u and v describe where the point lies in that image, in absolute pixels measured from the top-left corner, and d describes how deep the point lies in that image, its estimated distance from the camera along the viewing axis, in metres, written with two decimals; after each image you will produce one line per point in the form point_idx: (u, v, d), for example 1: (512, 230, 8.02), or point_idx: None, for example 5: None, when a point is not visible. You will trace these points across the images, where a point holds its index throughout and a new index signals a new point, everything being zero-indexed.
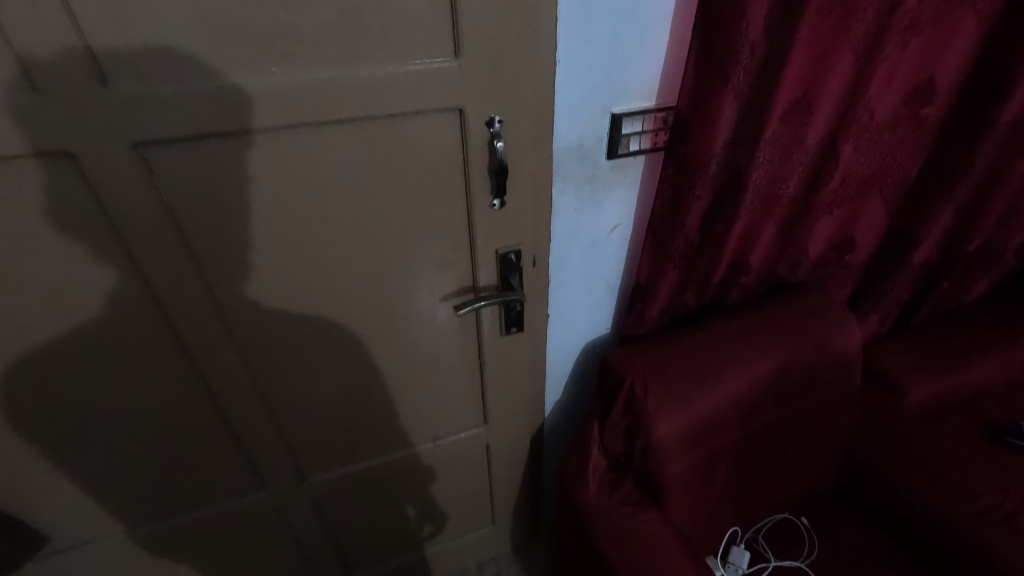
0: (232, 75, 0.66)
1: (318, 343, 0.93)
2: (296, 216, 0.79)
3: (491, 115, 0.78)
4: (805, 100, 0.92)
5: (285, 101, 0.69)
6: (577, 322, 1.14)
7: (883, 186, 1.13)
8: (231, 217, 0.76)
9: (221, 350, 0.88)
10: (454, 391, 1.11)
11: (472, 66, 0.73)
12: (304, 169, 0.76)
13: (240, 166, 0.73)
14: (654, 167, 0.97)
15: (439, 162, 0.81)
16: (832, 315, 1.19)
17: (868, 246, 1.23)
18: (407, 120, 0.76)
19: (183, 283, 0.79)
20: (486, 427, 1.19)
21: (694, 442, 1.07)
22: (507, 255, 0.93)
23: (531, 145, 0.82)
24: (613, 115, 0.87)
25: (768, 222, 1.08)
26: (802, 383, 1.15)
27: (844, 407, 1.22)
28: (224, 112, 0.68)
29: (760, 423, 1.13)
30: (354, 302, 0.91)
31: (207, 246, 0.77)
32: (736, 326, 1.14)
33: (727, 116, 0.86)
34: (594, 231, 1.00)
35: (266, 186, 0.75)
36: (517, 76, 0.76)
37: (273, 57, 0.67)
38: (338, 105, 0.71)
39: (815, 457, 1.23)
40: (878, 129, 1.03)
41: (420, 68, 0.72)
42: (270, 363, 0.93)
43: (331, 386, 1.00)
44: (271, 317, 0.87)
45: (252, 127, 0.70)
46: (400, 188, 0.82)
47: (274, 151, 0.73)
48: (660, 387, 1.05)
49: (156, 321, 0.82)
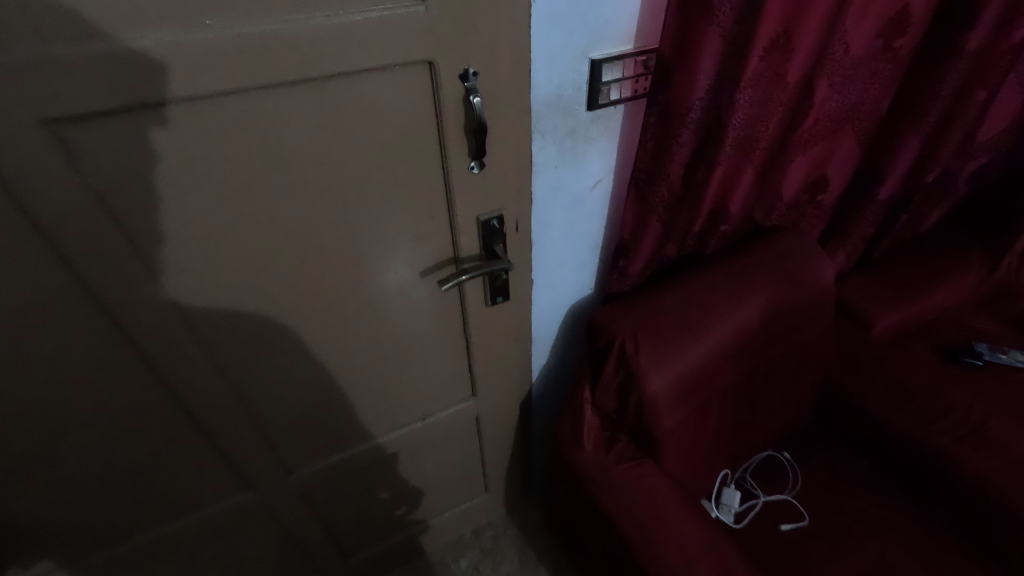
0: (159, 32, 0.56)
1: (293, 331, 0.86)
2: (253, 192, 0.70)
3: (465, 67, 0.70)
4: (784, 36, 0.88)
5: (228, 61, 0.59)
6: (560, 284, 1.10)
7: (855, 123, 1.12)
8: (177, 201, 0.67)
9: (186, 351, 0.80)
10: (441, 366, 1.07)
11: (441, 11, 0.65)
12: (256, 139, 0.66)
13: (181, 140, 0.63)
14: (634, 116, 0.91)
15: (409, 124, 0.73)
16: (806, 256, 1.21)
17: (839, 184, 1.23)
18: (369, 77, 0.67)
19: (132, 281, 0.70)
20: (476, 399, 1.16)
21: (685, 394, 1.08)
22: (490, 222, 0.87)
23: (509, 98, 0.75)
24: (592, 61, 0.80)
25: (745, 166, 1.06)
26: (780, 324, 1.18)
27: (818, 344, 1.26)
28: (154, 77, 0.58)
29: (744, 367, 1.15)
30: (326, 282, 0.83)
31: (150, 236, 0.68)
32: (718, 275, 1.13)
33: (710, 57, 0.81)
34: (576, 189, 0.95)
35: (215, 162, 0.66)
36: (491, 20, 0.68)
37: (205, 8, 0.56)
38: (291, 64, 0.62)
39: (795, 395, 1.28)
40: (853, 63, 1.00)
41: (382, 16, 0.63)
42: (236, 358, 0.85)
43: (309, 376, 0.94)
44: (236, 307, 0.79)
45: (189, 94, 0.60)
46: (367, 155, 0.73)
47: (219, 121, 0.64)
48: (649, 343, 1.04)
49: (107, 326, 0.73)
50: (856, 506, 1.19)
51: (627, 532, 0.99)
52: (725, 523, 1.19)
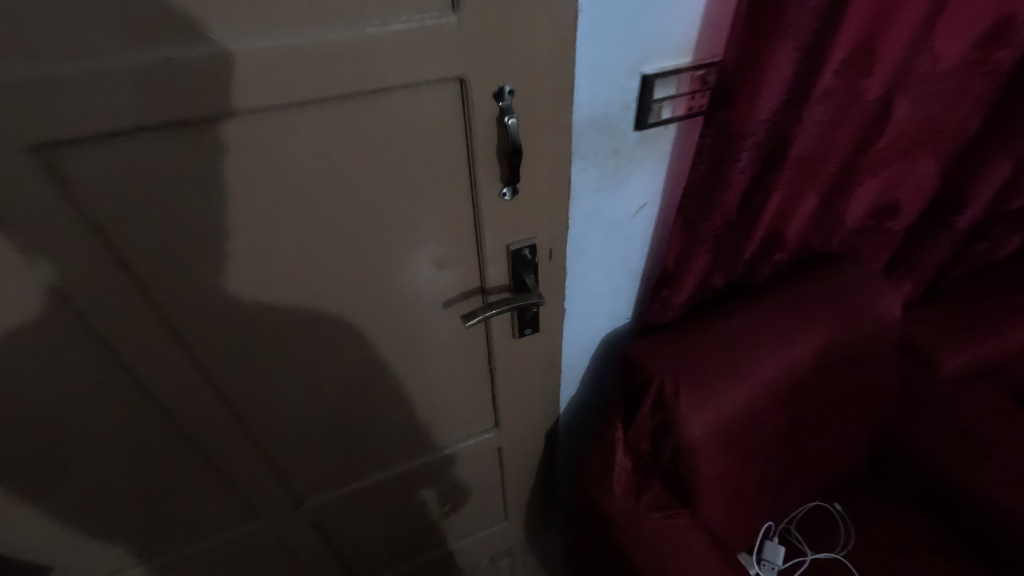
0: (162, 48, 0.50)
1: (306, 361, 0.81)
2: (267, 218, 0.64)
3: (500, 85, 0.62)
4: (867, 49, 0.77)
5: (237, 78, 0.53)
6: (595, 314, 1.01)
7: (936, 143, 0.99)
8: (184, 228, 0.61)
9: (194, 382, 0.75)
10: (463, 397, 1.00)
11: (476, 23, 0.57)
12: (270, 162, 0.60)
13: (188, 164, 0.57)
14: (687, 136, 0.81)
15: (437, 146, 0.66)
16: (869, 288, 1.08)
17: (912, 210, 1.11)
18: (395, 96, 0.60)
19: (138, 311, 0.66)
20: (498, 430, 1.09)
21: (728, 440, 0.98)
22: (521, 251, 0.79)
23: (546, 118, 0.67)
24: (642, 77, 0.71)
25: (808, 191, 0.95)
26: (838, 364, 1.06)
27: (878, 387, 1.14)
28: (157, 98, 0.52)
29: (795, 412, 1.04)
30: (340, 310, 0.77)
31: (150, 266, 0.63)
32: (770, 309, 1.03)
33: (780, 74, 0.70)
34: (616, 215, 0.87)
35: (226, 187, 0.60)
36: (531, 32, 0.60)
37: (212, 21, 0.50)
38: (308, 82, 0.55)
39: (850, 441, 1.16)
40: (940, 78, 0.88)
41: (410, 27, 0.56)
42: (245, 388, 0.80)
43: (322, 405, 0.88)
44: (244, 337, 0.74)
45: (189, 116, 0.54)
46: (390, 179, 0.67)
47: (229, 143, 0.58)
48: (690, 383, 0.95)
49: (113, 358, 0.69)
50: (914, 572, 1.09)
51: None
52: None
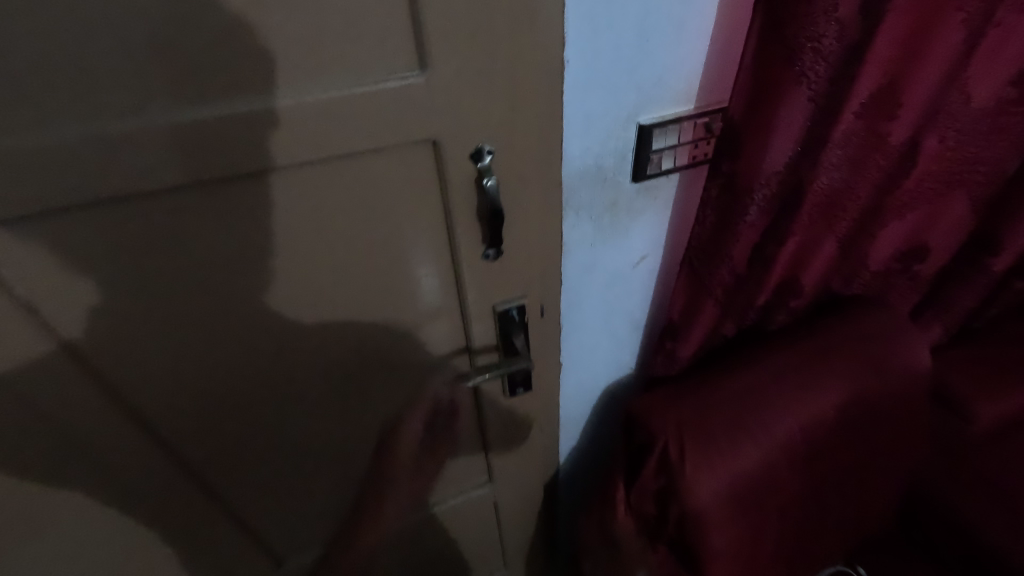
0: (121, 118, 0.48)
1: (279, 429, 0.76)
2: (236, 285, 0.61)
3: (477, 146, 0.57)
4: (891, 89, 0.69)
5: (186, 148, 0.50)
6: (595, 365, 0.95)
7: (969, 184, 0.91)
8: (152, 294, 0.59)
9: (161, 450, 0.71)
10: (453, 454, 0.94)
11: (444, 83, 0.52)
12: (235, 229, 0.57)
13: (153, 232, 0.55)
14: (691, 185, 0.75)
15: (413, 208, 0.61)
16: (897, 339, 0.99)
17: (943, 253, 1.02)
18: (369, 158, 0.56)
19: (95, 380, 0.62)
20: (492, 485, 1.03)
21: (739, 506, 0.90)
22: (508, 312, 0.73)
23: (532, 176, 0.61)
24: (640, 126, 0.65)
25: (827, 237, 0.87)
26: (862, 421, 0.98)
27: (908, 444, 1.05)
28: (117, 167, 0.50)
29: (814, 473, 0.96)
30: (310, 372, 0.72)
31: (92, 340, 0.60)
32: (786, 361, 0.95)
33: (793, 124, 0.63)
34: (615, 267, 0.81)
35: (196, 255, 0.58)
36: (509, 90, 0.55)
37: (173, 89, 0.48)
38: (271, 148, 0.52)
39: (876, 501, 1.06)
40: (973, 117, 0.80)
41: (381, 90, 0.51)
42: (213, 461, 0.75)
43: (302, 469, 0.83)
44: (205, 409, 0.69)
45: (125, 191, 0.51)
46: (364, 242, 0.62)
47: (194, 211, 0.55)
48: (696, 446, 0.87)
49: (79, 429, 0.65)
50: None
51: None
52: None
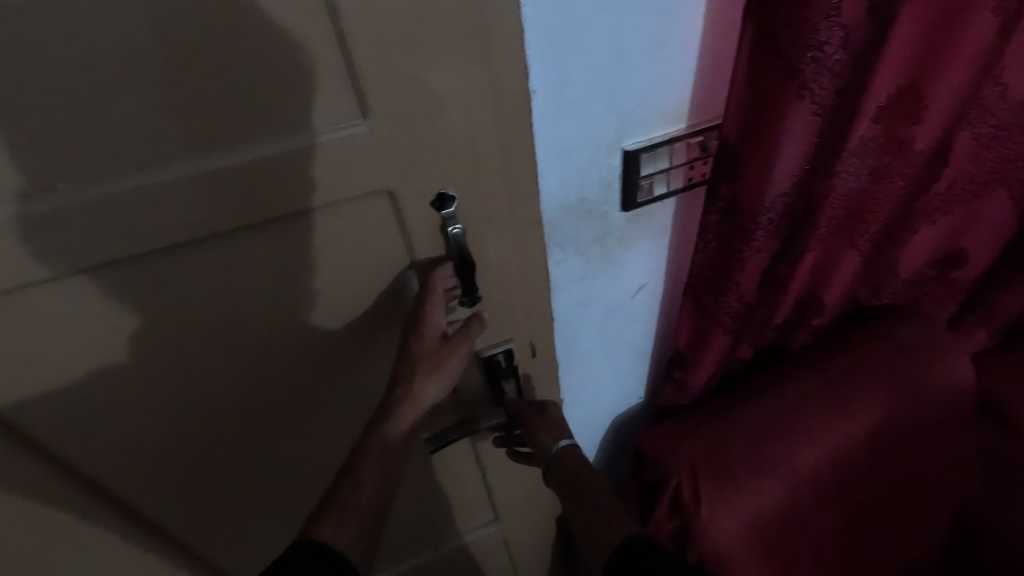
0: (37, 198, 0.44)
1: (271, 469, 0.75)
2: (198, 348, 0.59)
3: (441, 191, 0.53)
4: (912, 90, 0.61)
5: (112, 221, 0.47)
6: (599, 398, 0.89)
7: (1010, 183, 0.81)
8: (111, 365, 0.57)
9: (149, 500, 0.71)
10: (453, 495, 0.90)
11: (393, 130, 0.48)
12: (181, 296, 0.54)
13: (96, 308, 0.52)
14: (689, 209, 0.68)
15: (378, 260, 0.57)
16: (937, 356, 0.90)
17: (984, 257, 0.92)
18: (327, 212, 0.52)
19: (63, 445, 0.61)
20: (500, 522, 0.98)
21: (763, 548, 0.83)
22: (494, 357, 0.68)
23: (503, 217, 0.56)
24: (624, 152, 0.59)
25: (850, 251, 0.77)
26: (899, 446, 0.89)
27: (953, 465, 0.95)
28: (42, 247, 0.46)
29: (847, 505, 0.88)
30: (294, 419, 0.70)
31: (53, 411, 0.58)
32: (811, 386, 0.86)
33: (798, 139, 0.56)
34: (611, 299, 0.74)
35: (150, 325, 0.55)
36: (468, 131, 0.50)
37: (94, 164, 0.44)
38: (211, 213, 0.49)
39: (918, 530, 0.97)
40: (1014, 110, 0.71)
41: (329, 141, 0.47)
42: (210, 503, 0.75)
43: (299, 508, 0.82)
44: (187, 458, 0.69)
45: (53, 270, 0.48)
46: (328, 296, 0.59)
47: (136, 283, 0.52)
48: (712, 486, 0.80)
49: (65, 489, 0.65)
50: None
51: None
52: None
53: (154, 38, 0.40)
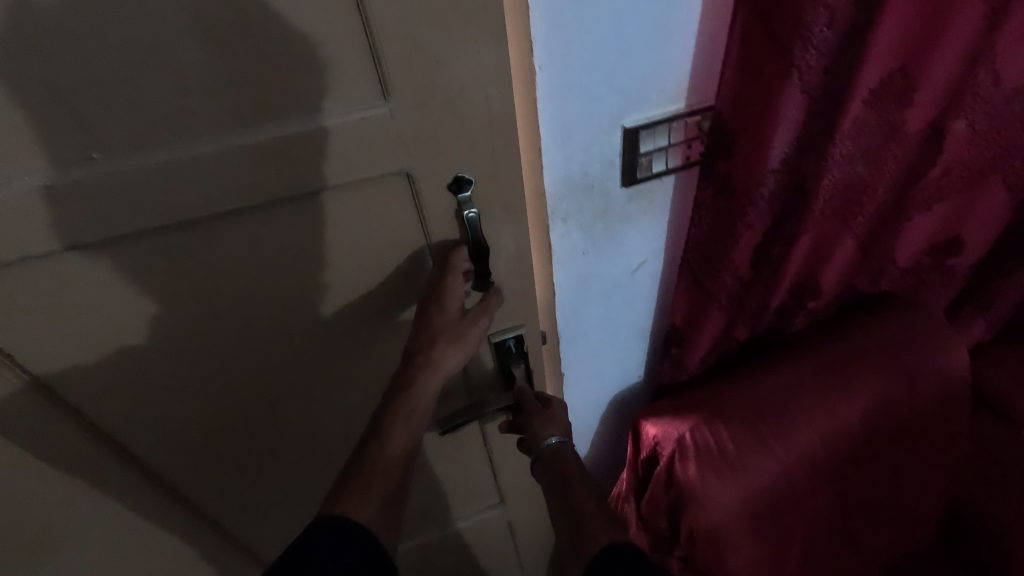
0: (75, 170, 0.48)
1: (287, 440, 0.79)
2: (221, 317, 0.62)
3: (458, 175, 0.57)
4: (903, 75, 0.63)
5: (140, 192, 0.50)
6: (600, 374, 0.93)
7: (1004, 170, 0.83)
8: (134, 331, 0.60)
9: (170, 465, 0.75)
10: (460, 474, 0.93)
11: (410, 112, 0.51)
12: (206, 268, 0.57)
13: (127, 280, 0.56)
14: (687, 189, 0.72)
15: (394, 240, 0.61)
16: (934, 343, 0.92)
17: (980, 245, 0.94)
18: (350, 192, 0.56)
19: (92, 407, 0.65)
20: (504, 506, 1.01)
21: (758, 525, 0.85)
22: (505, 342, 0.72)
23: (515, 199, 0.60)
24: (625, 130, 0.62)
25: (845, 234, 0.79)
26: (895, 430, 0.91)
27: (949, 454, 0.97)
28: (76, 215, 0.50)
29: (841, 485, 0.90)
30: (307, 391, 0.73)
31: (84, 374, 0.62)
32: (808, 368, 0.88)
33: (789, 118, 0.59)
34: (613, 276, 0.78)
35: (175, 295, 0.59)
36: (480, 114, 0.53)
37: (126, 136, 0.47)
38: (234, 187, 0.52)
39: (911, 516, 0.99)
40: (1005, 98, 0.73)
41: (352, 122, 0.51)
42: (228, 471, 0.79)
43: (312, 479, 0.86)
44: (206, 425, 0.72)
45: (87, 238, 0.51)
46: (341, 271, 0.62)
47: (163, 251, 0.55)
48: (708, 463, 0.82)
49: (91, 450, 0.69)
50: None
51: None
52: None
53: (186, 19, 0.43)
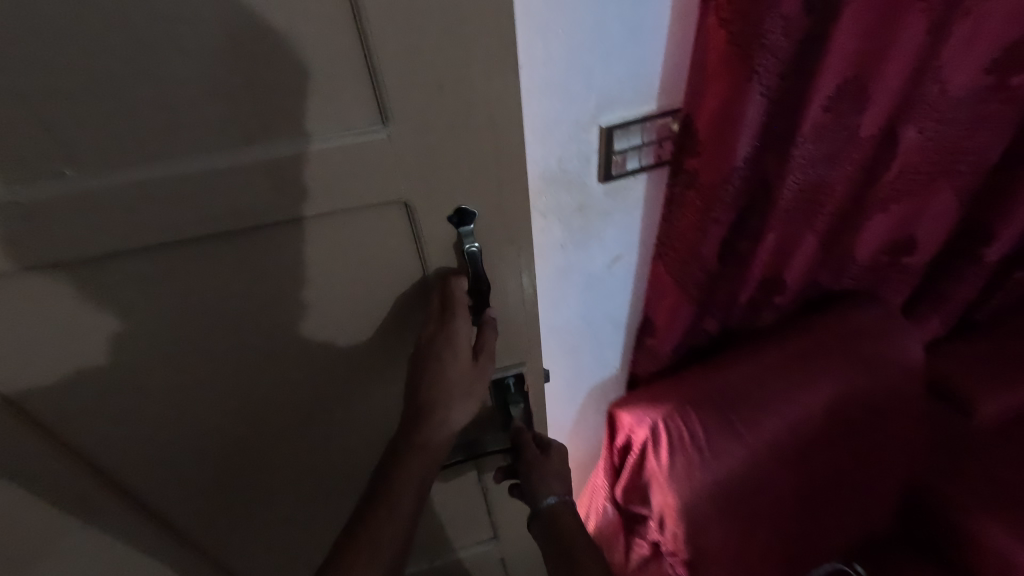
0: (19, 189, 0.45)
1: (284, 463, 0.77)
2: (196, 340, 0.59)
3: (460, 207, 0.54)
4: (855, 83, 0.69)
5: (103, 211, 0.47)
6: (579, 365, 0.97)
7: (953, 175, 0.89)
8: (100, 352, 0.57)
9: (143, 489, 0.72)
10: (453, 506, 0.93)
11: (410, 137, 0.48)
12: (180, 296, 0.55)
13: (97, 298, 0.54)
14: (658, 185, 0.76)
15: (391, 267, 0.58)
16: (892, 335, 0.98)
17: (933, 246, 1.00)
18: (346, 217, 0.53)
19: (60, 428, 0.62)
20: (498, 540, 1.03)
21: (727, 505, 0.89)
22: (505, 379, 0.72)
23: (523, 235, 0.58)
24: (600, 128, 0.67)
25: (808, 231, 0.85)
26: (856, 418, 0.96)
27: (908, 441, 1.03)
28: (35, 234, 0.47)
29: (806, 469, 0.95)
30: (289, 414, 0.71)
31: (50, 395, 0.59)
32: (771, 357, 0.94)
33: (750, 119, 0.65)
34: (590, 269, 0.82)
35: (148, 323, 0.57)
36: (486, 141, 0.50)
37: (82, 152, 0.44)
38: (208, 211, 0.49)
39: (873, 500, 1.05)
40: (951, 108, 0.79)
41: (349, 145, 0.47)
42: (219, 492, 0.77)
43: (300, 498, 0.84)
44: (186, 448, 0.70)
45: (49, 257, 0.49)
46: (328, 303, 0.60)
47: (133, 272, 0.53)
48: (679, 443, 0.87)
49: (59, 476, 0.66)
50: None
51: None
52: None
53: (140, 28, 0.39)
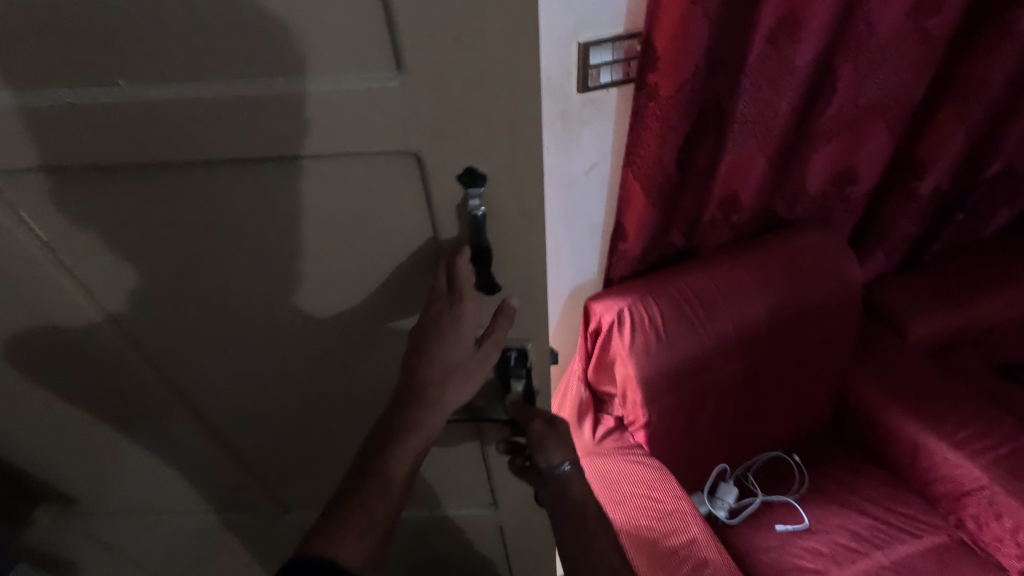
0: (83, 94, 0.47)
1: (298, 408, 0.79)
2: (225, 267, 0.61)
3: (469, 165, 0.52)
4: (791, 18, 0.78)
5: (153, 126, 0.48)
6: (558, 271, 1.06)
7: (892, 106, 0.98)
8: (145, 264, 0.61)
9: (183, 396, 0.77)
10: (453, 470, 0.95)
11: (429, 87, 0.47)
12: (188, 225, 0.57)
13: (148, 207, 0.56)
14: (628, 102, 0.86)
15: (401, 227, 0.58)
16: (836, 251, 1.09)
17: (872, 173, 1.08)
18: (351, 163, 0.53)
19: (118, 328, 0.67)
20: (497, 509, 1.02)
21: (678, 382, 1.01)
22: (506, 354, 0.71)
23: (534, 205, 0.55)
24: (578, 44, 0.76)
25: (758, 154, 0.93)
26: (799, 323, 1.08)
27: (845, 351, 1.16)
28: (100, 140, 0.50)
29: (751, 359, 1.07)
30: (302, 357, 0.72)
31: (111, 295, 0.64)
32: (721, 266, 1.04)
33: (699, 36, 0.75)
34: (569, 174, 0.90)
35: (185, 243, 0.59)
36: (502, 99, 0.48)
37: (133, 66, 0.46)
38: (237, 142, 0.50)
39: (812, 402, 1.21)
40: (883, 46, 0.88)
41: (362, 91, 0.47)
42: (245, 418, 0.81)
43: (311, 445, 0.86)
44: (217, 370, 0.73)
45: (115, 161, 0.51)
46: (333, 253, 0.60)
47: (175, 191, 0.54)
48: (640, 326, 0.98)
49: (120, 367, 0.72)
50: (861, 508, 1.13)
51: (609, 472, 1.02)
52: (715, 518, 1.15)
53: None
